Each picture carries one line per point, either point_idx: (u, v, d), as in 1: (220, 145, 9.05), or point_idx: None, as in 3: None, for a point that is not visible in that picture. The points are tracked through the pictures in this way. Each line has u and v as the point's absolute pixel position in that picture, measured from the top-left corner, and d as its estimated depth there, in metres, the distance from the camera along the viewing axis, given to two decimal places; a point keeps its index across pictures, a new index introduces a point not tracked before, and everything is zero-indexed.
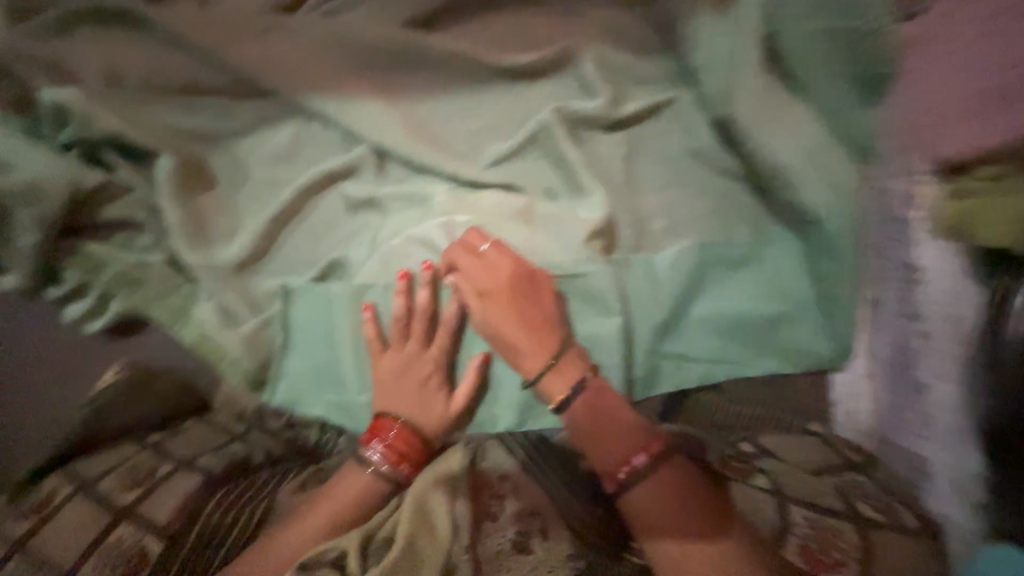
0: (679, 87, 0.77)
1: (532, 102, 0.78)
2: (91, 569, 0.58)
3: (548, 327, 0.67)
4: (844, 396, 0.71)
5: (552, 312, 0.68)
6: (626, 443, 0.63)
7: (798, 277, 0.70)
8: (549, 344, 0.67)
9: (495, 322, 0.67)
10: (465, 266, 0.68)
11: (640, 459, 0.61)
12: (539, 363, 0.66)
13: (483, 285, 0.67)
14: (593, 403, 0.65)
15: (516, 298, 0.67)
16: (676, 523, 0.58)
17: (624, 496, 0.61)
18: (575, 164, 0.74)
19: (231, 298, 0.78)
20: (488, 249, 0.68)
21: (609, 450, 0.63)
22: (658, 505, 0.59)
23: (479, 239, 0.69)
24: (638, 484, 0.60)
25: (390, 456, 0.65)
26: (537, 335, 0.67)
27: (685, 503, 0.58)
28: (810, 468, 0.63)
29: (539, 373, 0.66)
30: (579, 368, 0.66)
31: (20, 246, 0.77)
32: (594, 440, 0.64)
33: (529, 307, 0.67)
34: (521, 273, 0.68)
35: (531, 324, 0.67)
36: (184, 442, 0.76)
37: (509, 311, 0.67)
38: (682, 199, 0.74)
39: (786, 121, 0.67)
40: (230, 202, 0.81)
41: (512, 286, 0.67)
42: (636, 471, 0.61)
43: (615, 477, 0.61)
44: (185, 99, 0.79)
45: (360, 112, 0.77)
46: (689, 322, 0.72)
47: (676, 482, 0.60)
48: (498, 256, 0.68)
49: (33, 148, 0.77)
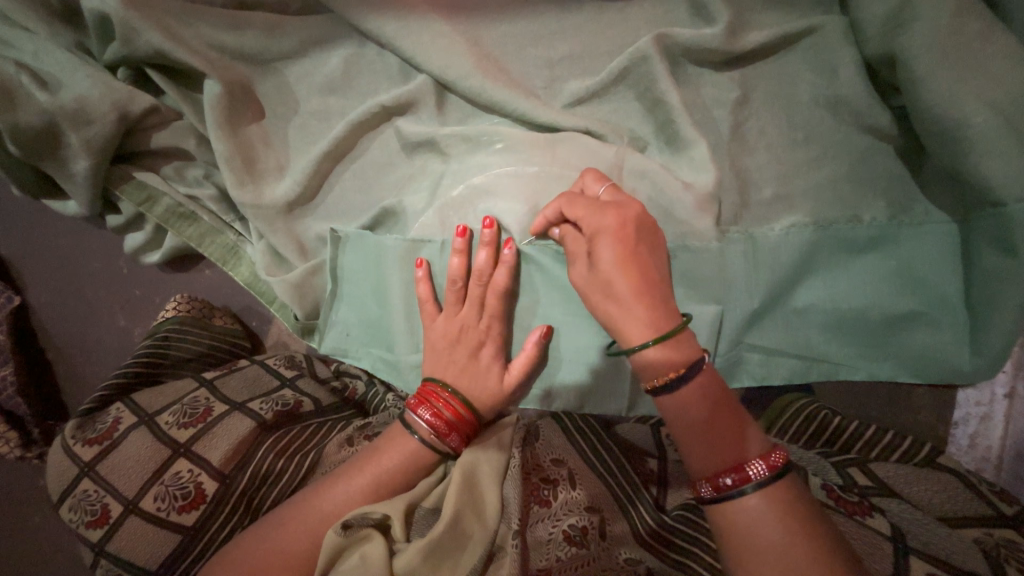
0: (821, 14, 0.60)
1: (628, 28, 0.64)
2: (153, 497, 0.59)
3: (663, 291, 0.53)
4: (971, 416, 0.65)
5: (666, 276, 0.55)
6: (738, 442, 0.48)
7: (938, 268, 0.58)
8: (667, 308, 0.52)
9: (607, 267, 0.52)
10: (574, 204, 0.55)
11: (756, 467, 0.46)
12: (654, 328, 0.50)
13: (599, 223, 0.53)
14: (706, 389, 0.49)
15: (634, 247, 0.53)
16: (782, 557, 0.43)
17: (718, 507, 0.47)
18: (675, 109, 0.61)
19: (279, 241, 0.74)
20: (605, 191, 0.56)
21: (715, 448, 0.48)
22: (763, 528, 0.44)
23: (597, 183, 0.57)
24: (742, 497, 0.46)
25: (439, 427, 0.59)
26: (653, 294, 0.52)
27: (796, 531, 0.43)
28: (944, 517, 0.52)
29: (651, 340, 0.50)
30: (695, 347, 0.51)
31: (76, 171, 0.75)
32: (695, 432, 0.49)
33: (646, 263, 0.53)
34: (643, 220, 0.54)
35: (648, 281, 0.52)
36: (239, 381, 0.72)
37: (624, 257, 0.52)
38: (806, 161, 0.60)
39: (973, 64, 0.51)
40: (280, 136, 0.75)
41: (634, 231, 0.53)
42: (744, 484, 0.46)
43: (714, 483, 0.47)
44: (233, 13, 0.70)
45: (422, 35, 0.65)
46: (789, 311, 0.61)
47: (786, 503, 0.45)
48: (616, 197, 0.55)
49: (81, 64, 0.72)
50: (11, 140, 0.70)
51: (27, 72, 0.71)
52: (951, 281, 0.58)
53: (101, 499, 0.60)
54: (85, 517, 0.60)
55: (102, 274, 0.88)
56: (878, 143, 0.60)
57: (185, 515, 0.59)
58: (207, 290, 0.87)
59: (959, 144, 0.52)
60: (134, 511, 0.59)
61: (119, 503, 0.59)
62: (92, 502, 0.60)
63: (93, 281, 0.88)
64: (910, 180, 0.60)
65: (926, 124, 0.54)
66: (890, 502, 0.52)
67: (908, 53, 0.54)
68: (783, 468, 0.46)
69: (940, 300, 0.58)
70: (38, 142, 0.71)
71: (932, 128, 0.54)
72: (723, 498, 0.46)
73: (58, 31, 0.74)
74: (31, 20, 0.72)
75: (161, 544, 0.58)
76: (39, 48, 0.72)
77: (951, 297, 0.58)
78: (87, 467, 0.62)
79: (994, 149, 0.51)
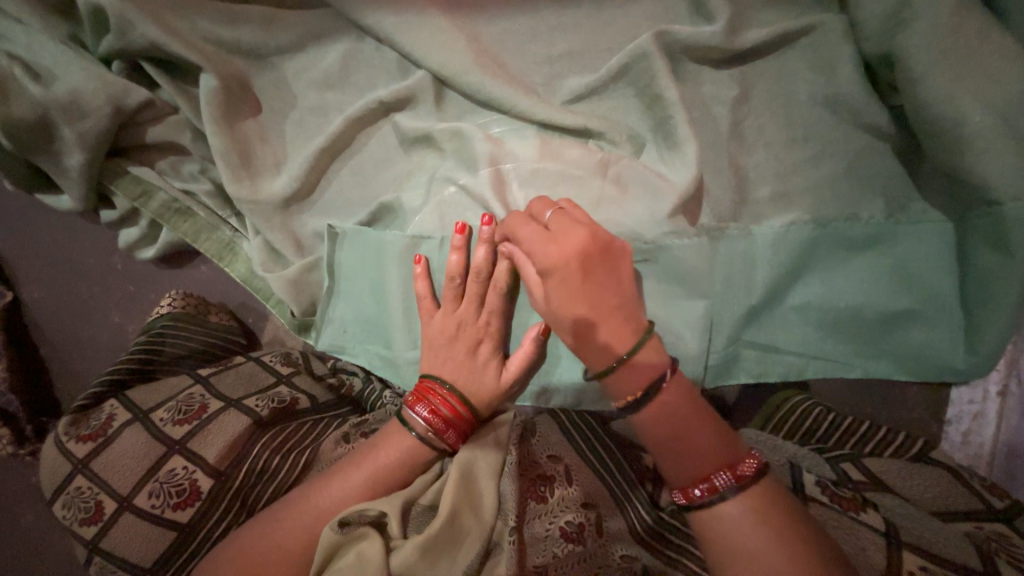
0: (819, 12, 0.61)
1: (627, 26, 0.64)
2: (147, 494, 0.59)
3: (620, 315, 0.52)
4: (964, 414, 0.65)
5: (626, 295, 0.53)
6: (706, 455, 0.48)
7: (934, 267, 0.59)
8: (623, 335, 0.52)
9: (558, 303, 0.52)
10: (520, 233, 0.54)
11: (724, 477, 0.46)
12: (609, 358, 0.51)
13: (540, 259, 0.52)
14: (668, 407, 0.49)
15: (582, 276, 0.52)
16: (762, 559, 0.43)
17: (695, 514, 0.48)
18: (674, 107, 0.61)
19: (276, 237, 0.73)
20: (551, 217, 0.54)
21: (683, 463, 0.48)
22: (742, 532, 0.45)
23: (545, 207, 0.55)
24: (716, 504, 0.46)
25: (436, 423, 0.59)
26: (606, 324, 0.52)
27: (780, 531, 0.44)
28: (937, 512, 0.53)
29: (605, 371, 0.51)
30: (655, 367, 0.51)
31: (70, 165, 0.74)
32: (660, 453, 0.50)
33: (598, 288, 0.52)
34: (591, 245, 0.52)
35: (599, 310, 0.52)
36: (234, 377, 0.71)
37: (570, 292, 0.52)
38: (804, 159, 0.60)
39: (970, 63, 0.52)
40: (276, 131, 0.74)
41: (579, 261, 0.52)
42: (717, 492, 0.46)
43: (686, 494, 0.48)
44: (230, 7, 0.69)
45: (420, 31, 0.65)
46: (786, 309, 0.61)
47: (765, 505, 0.45)
48: (561, 222, 0.53)
49: (75, 57, 0.71)
50: (3, 133, 0.69)
51: (20, 65, 0.70)
52: (947, 279, 0.58)
53: (95, 495, 0.60)
54: (79, 514, 0.59)
55: (96, 270, 0.87)
56: (876, 141, 0.60)
57: (180, 511, 0.59)
58: (202, 287, 0.86)
59: (954, 143, 0.53)
60: (129, 508, 0.58)
61: (113, 500, 0.59)
62: (86, 499, 0.59)
63: (87, 277, 0.87)
64: (907, 179, 0.60)
65: (923, 123, 0.55)
66: (883, 497, 0.53)
67: (905, 52, 0.54)
68: (754, 475, 0.46)
69: (937, 298, 0.59)
70: (31, 136, 0.71)
71: (928, 127, 0.54)
72: (698, 506, 0.47)
73: (51, 23, 0.73)
74: (24, 12, 0.71)
75: (155, 541, 0.58)
76: (32, 40, 0.71)
77: (946, 294, 0.58)
78: (81, 464, 0.61)
79: (988, 148, 0.51)
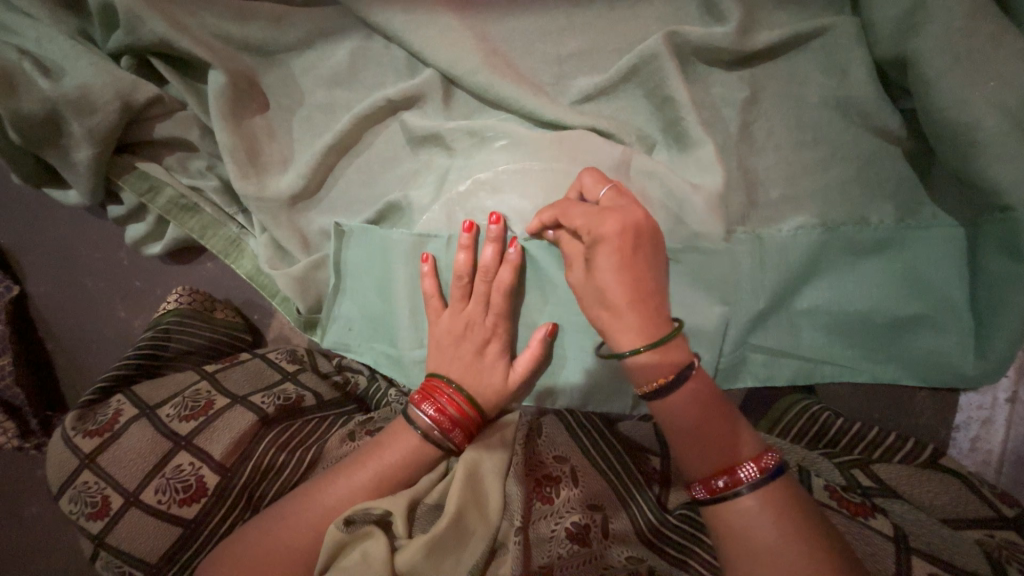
0: (831, 14, 0.60)
1: (638, 27, 0.63)
2: (154, 490, 0.59)
3: (656, 301, 0.53)
4: (972, 420, 0.64)
5: (662, 285, 0.54)
6: (732, 445, 0.48)
7: (943, 272, 0.58)
8: (658, 322, 0.52)
9: (604, 276, 0.52)
10: (572, 213, 0.55)
11: (747, 469, 0.46)
12: (642, 340, 0.51)
13: (597, 231, 0.53)
14: (695, 396, 0.49)
15: (632, 254, 0.53)
16: (778, 556, 0.43)
17: (715, 509, 0.47)
18: (684, 108, 0.60)
19: (283, 234, 0.73)
20: (606, 194, 0.55)
21: (708, 452, 0.48)
22: (758, 528, 0.45)
23: (598, 186, 0.57)
24: (736, 497, 0.46)
25: (442, 422, 0.59)
26: (645, 307, 0.52)
27: (795, 534, 0.44)
28: (946, 518, 0.53)
29: (638, 350, 0.51)
30: (684, 354, 0.52)
31: (78, 160, 0.74)
32: (684, 440, 0.49)
33: (643, 270, 0.53)
34: (643, 227, 0.53)
35: (641, 293, 0.52)
36: (241, 374, 0.71)
37: (620, 267, 0.52)
38: (814, 162, 0.60)
39: (985, 67, 0.51)
40: (284, 129, 0.74)
41: (632, 238, 0.53)
42: (738, 485, 0.46)
43: (707, 487, 0.47)
44: (239, 3, 0.69)
45: (429, 30, 0.65)
46: (793, 313, 0.61)
47: (778, 504, 0.45)
48: (617, 201, 0.55)
49: (84, 52, 0.71)
50: (13, 128, 0.69)
51: (29, 59, 0.70)
52: (956, 284, 0.58)
53: (101, 490, 0.60)
54: (86, 508, 0.59)
55: (102, 265, 0.87)
56: (887, 146, 0.60)
57: (186, 507, 0.59)
58: (208, 283, 0.86)
59: (969, 146, 0.52)
60: (135, 504, 0.59)
61: (119, 495, 0.59)
62: (93, 494, 0.60)
63: (92, 272, 0.87)
64: (918, 182, 0.60)
65: (935, 127, 0.54)
66: (893, 503, 0.53)
67: (919, 55, 0.53)
68: (775, 469, 0.46)
69: (945, 303, 0.58)
70: (39, 131, 0.71)
71: (939, 131, 0.54)
72: (718, 499, 0.47)
73: (60, 18, 0.73)
74: (34, 7, 0.71)
75: (162, 537, 0.58)
76: (41, 35, 0.71)
77: (956, 299, 0.58)
78: (88, 459, 0.62)
79: (1001, 153, 0.51)
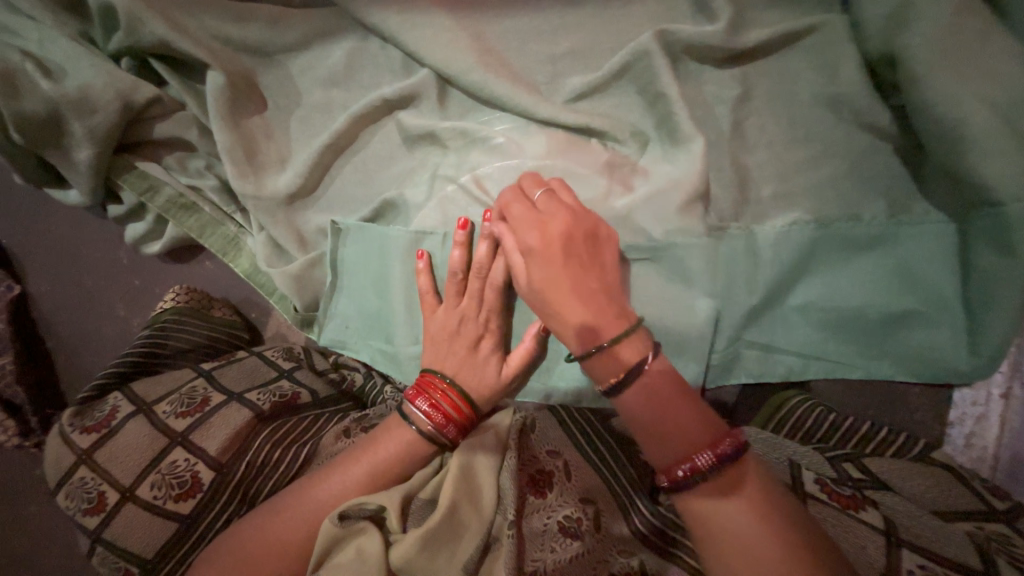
0: (822, 12, 0.61)
1: (630, 26, 0.64)
2: (150, 485, 0.60)
3: (601, 299, 0.53)
4: (967, 416, 0.64)
5: (609, 282, 0.54)
6: (686, 434, 0.48)
7: (936, 267, 0.58)
8: (606, 322, 0.52)
9: (540, 283, 0.53)
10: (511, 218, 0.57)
11: (705, 457, 0.46)
12: (586, 342, 0.52)
13: (525, 239, 0.54)
14: (648, 388, 0.50)
15: (563, 258, 0.53)
16: (753, 553, 0.43)
17: (684, 498, 0.48)
18: (675, 106, 0.61)
19: (280, 232, 0.74)
20: (538, 198, 0.56)
21: (663, 445, 0.49)
22: (734, 525, 0.45)
23: (533, 188, 0.57)
24: (713, 495, 0.46)
25: (436, 417, 0.59)
26: (586, 307, 0.52)
27: (776, 526, 0.44)
28: (935, 510, 0.53)
29: (583, 353, 0.52)
30: (643, 347, 0.51)
31: (78, 159, 0.75)
32: (643, 433, 0.50)
33: (580, 271, 0.53)
34: (573, 229, 0.54)
35: (580, 292, 0.53)
36: (237, 371, 0.72)
37: (553, 271, 0.53)
38: (805, 159, 0.60)
39: (973, 63, 0.52)
40: (282, 128, 0.75)
41: (561, 242, 0.54)
42: (698, 473, 0.46)
43: (669, 476, 0.48)
44: (238, 5, 0.70)
45: (424, 30, 0.66)
46: (787, 309, 0.61)
47: (762, 495, 0.46)
48: (545, 203, 0.55)
49: (85, 53, 0.73)
50: (14, 128, 0.70)
51: (31, 60, 0.71)
52: (950, 279, 0.58)
53: (98, 486, 0.60)
54: (82, 504, 0.60)
55: (102, 264, 0.88)
56: (879, 142, 0.60)
57: (182, 503, 0.59)
58: (207, 282, 0.87)
59: (958, 141, 0.53)
60: (132, 499, 0.59)
61: (115, 491, 0.59)
62: (89, 490, 0.60)
63: (92, 272, 0.88)
64: (910, 178, 0.60)
65: (925, 124, 0.55)
66: (884, 495, 0.53)
67: (908, 52, 0.54)
68: (735, 452, 0.46)
69: (939, 299, 0.58)
70: (40, 130, 0.72)
71: (929, 127, 0.54)
72: (683, 488, 0.47)
73: (63, 21, 0.74)
74: (36, 9, 0.72)
75: (158, 532, 0.58)
76: (44, 37, 0.73)
77: (950, 295, 0.58)
78: (84, 455, 0.62)
79: (989, 148, 0.51)
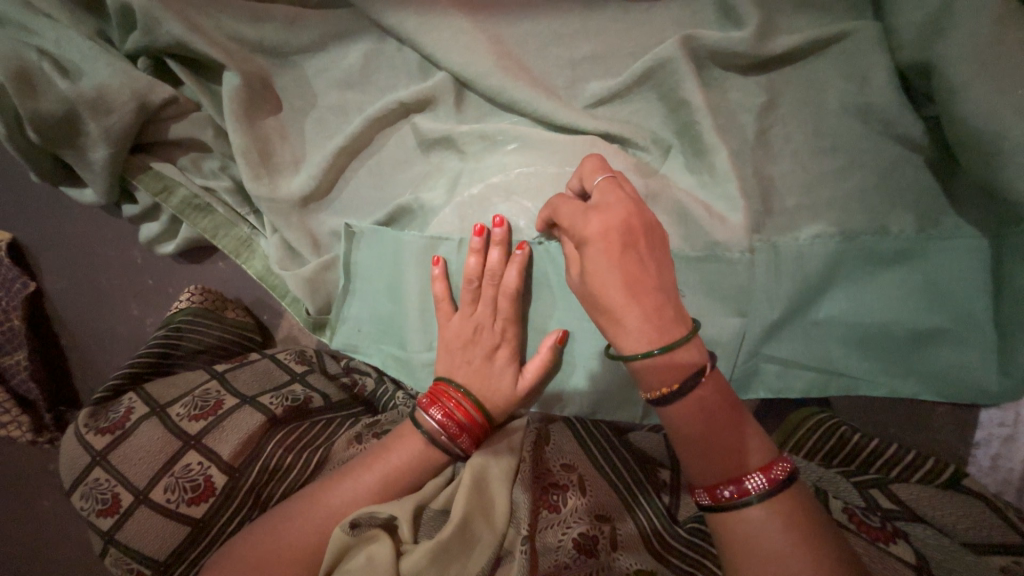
0: (852, 19, 0.59)
1: (653, 31, 0.63)
2: (163, 488, 0.59)
3: (657, 300, 0.50)
4: (993, 438, 0.62)
5: (666, 285, 0.51)
6: (739, 453, 0.46)
7: (964, 284, 0.57)
8: (663, 328, 0.49)
9: (594, 279, 0.51)
10: (562, 211, 0.54)
11: (755, 481, 0.45)
12: (643, 344, 0.49)
13: (583, 231, 0.52)
14: (704, 402, 0.47)
15: (623, 254, 0.50)
16: (785, 566, 0.42)
17: (720, 517, 0.46)
18: (699, 114, 0.59)
19: (294, 235, 0.73)
20: (600, 184, 0.53)
21: (711, 462, 0.47)
22: (766, 535, 0.44)
23: (595, 174, 0.55)
24: (742, 508, 0.45)
25: (450, 427, 0.58)
26: (642, 308, 0.49)
27: (802, 541, 0.43)
28: (968, 542, 0.51)
29: (637, 355, 0.49)
30: (697, 356, 0.49)
31: (94, 159, 0.75)
32: (689, 445, 0.48)
33: (637, 266, 0.50)
34: (633, 223, 0.51)
35: (636, 292, 0.49)
36: (250, 374, 0.72)
37: (611, 265, 0.50)
38: (832, 170, 0.59)
39: (1014, 74, 0.50)
40: (297, 130, 0.74)
41: (620, 236, 0.51)
42: (745, 495, 0.45)
43: (712, 495, 0.46)
44: (254, 4, 0.69)
45: (442, 33, 0.65)
46: (810, 323, 0.60)
47: (790, 509, 0.44)
48: (605, 193, 0.53)
49: (102, 53, 0.72)
50: (31, 127, 0.70)
51: (48, 59, 0.71)
52: (978, 297, 0.57)
53: (112, 488, 0.60)
54: (96, 505, 0.60)
55: (115, 263, 0.88)
56: (910, 154, 0.58)
57: (194, 507, 0.59)
58: (220, 282, 0.87)
59: (994, 156, 0.51)
60: (145, 502, 0.59)
61: (129, 493, 0.59)
62: (103, 491, 0.60)
63: (106, 270, 0.88)
64: (940, 192, 0.58)
65: (959, 136, 0.53)
66: (914, 526, 0.52)
67: (944, 62, 0.52)
68: (786, 480, 0.45)
69: (967, 317, 0.57)
70: (57, 130, 0.72)
71: (963, 140, 0.53)
72: (724, 508, 0.46)
73: (80, 19, 0.74)
74: (53, 8, 0.72)
75: (171, 535, 0.58)
76: (61, 36, 0.72)
77: (978, 313, 0.57)
78: (99, 455, 0.62)
79: None
